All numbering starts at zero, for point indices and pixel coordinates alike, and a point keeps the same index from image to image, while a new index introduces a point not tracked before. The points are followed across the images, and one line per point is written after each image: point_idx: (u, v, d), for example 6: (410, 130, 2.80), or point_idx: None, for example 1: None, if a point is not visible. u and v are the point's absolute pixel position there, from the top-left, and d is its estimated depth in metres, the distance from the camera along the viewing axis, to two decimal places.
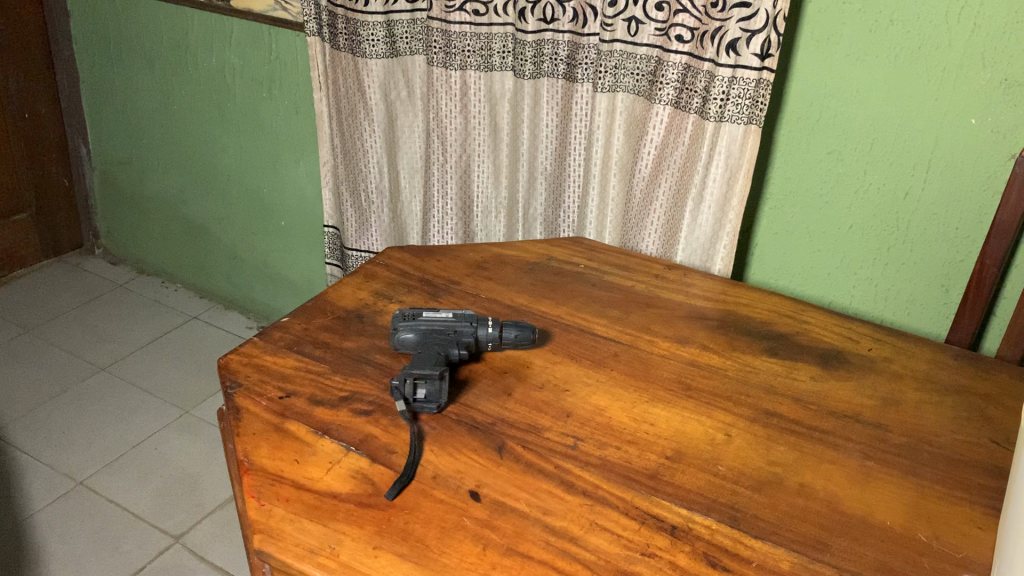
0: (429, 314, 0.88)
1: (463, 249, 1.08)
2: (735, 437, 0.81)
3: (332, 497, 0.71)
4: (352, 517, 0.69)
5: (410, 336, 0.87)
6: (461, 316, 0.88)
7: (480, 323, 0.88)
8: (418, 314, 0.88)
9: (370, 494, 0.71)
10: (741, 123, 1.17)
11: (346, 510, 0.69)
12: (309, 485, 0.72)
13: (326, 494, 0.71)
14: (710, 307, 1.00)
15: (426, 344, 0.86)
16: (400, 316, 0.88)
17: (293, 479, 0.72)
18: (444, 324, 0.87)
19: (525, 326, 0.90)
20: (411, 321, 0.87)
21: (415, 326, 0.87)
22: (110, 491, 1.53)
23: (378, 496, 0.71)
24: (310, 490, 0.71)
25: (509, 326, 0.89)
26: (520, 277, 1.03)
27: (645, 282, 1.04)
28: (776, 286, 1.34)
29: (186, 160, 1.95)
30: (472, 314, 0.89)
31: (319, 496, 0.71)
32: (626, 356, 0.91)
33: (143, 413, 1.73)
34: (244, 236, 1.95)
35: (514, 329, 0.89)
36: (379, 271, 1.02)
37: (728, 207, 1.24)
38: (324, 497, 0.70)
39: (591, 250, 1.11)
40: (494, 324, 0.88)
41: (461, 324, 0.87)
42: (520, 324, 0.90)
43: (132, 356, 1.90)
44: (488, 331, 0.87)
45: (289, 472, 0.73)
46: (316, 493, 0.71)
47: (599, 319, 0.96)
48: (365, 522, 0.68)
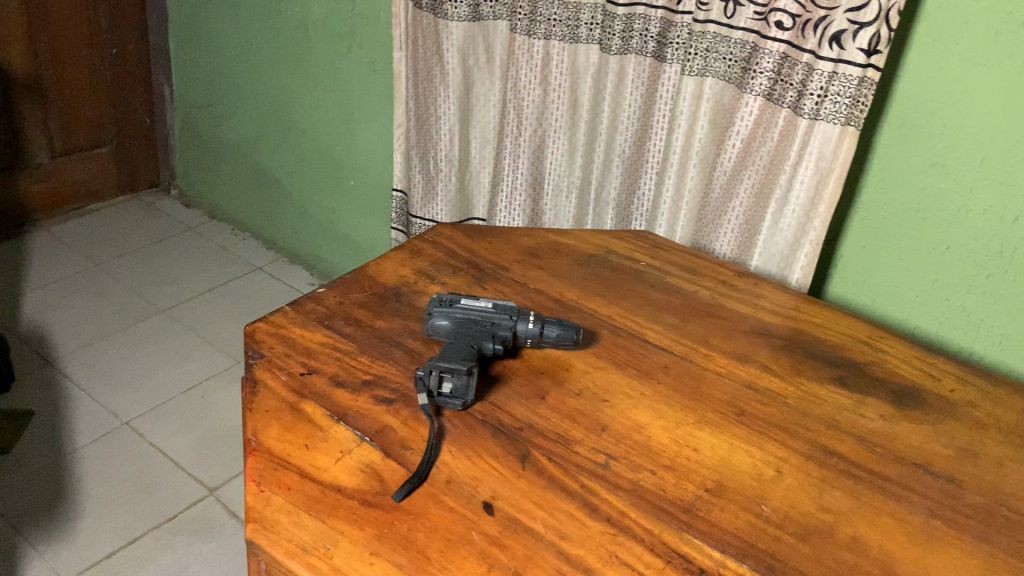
0: (467, 302, 0.83)
1: (518, 232, 1.02)
2: (785, 475, 0.73)
3: (338, 491, 0.66)
4: (354, 515, 0.64)
5: (443, 324, 0.81)
6: (501, 307, 0.83)
7: (520, 317, 0.82)
8: (456, 301, 0.83)
9: (378, 492, 0.66)
10: (838, 123, 1.07)
11: (347, 507, 0.65)
12: (315, 474, 0.67)
13: (332, 486, 0.66)
14: (777, 323, 0.92)
15: (460, 336, 0.80)
16: (437, 301, 0.83)
17: (299, 465, 0.68)
18: (481, 314, 0.81)
19: (569, 325, 0.83)
20: (447, 308, 0.82)
21: (451, 314, 0.81)
22: (153, 435, 1.54)
23: (385, 495, 0.66)
24: (314, 479, 0.67)
25: (553, 323, 0.82)
26: (574, 269, 0.96)
27: (710, 289, 0.96)
28: (857, 304, 1.23)
29: (263, 110, 1.93)
30: (514, 306, 0.83)
31: (322, 488, 0.66)
32: (676, 369, 0.83)
33: (196, 360, 1.73)
34: (313, 192, 1.93)
35: (557, 327, 0.82)
36: (425, 247, 0.97)
37: (814, 214, 1.14)
38: (326, 489, 0.66)
39: (656, 247, 1.03)
40: (535, 319, 0.82)
41: (500, 317, 0.81)
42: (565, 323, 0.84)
43: (193, 301, 1.90)
44: (528, 327, 0.81)
45: (296, 458, 0.68)
46: (321, 484, 0.66)
47: (653, 325, 0.89)
48: (367, 523, 0.63)
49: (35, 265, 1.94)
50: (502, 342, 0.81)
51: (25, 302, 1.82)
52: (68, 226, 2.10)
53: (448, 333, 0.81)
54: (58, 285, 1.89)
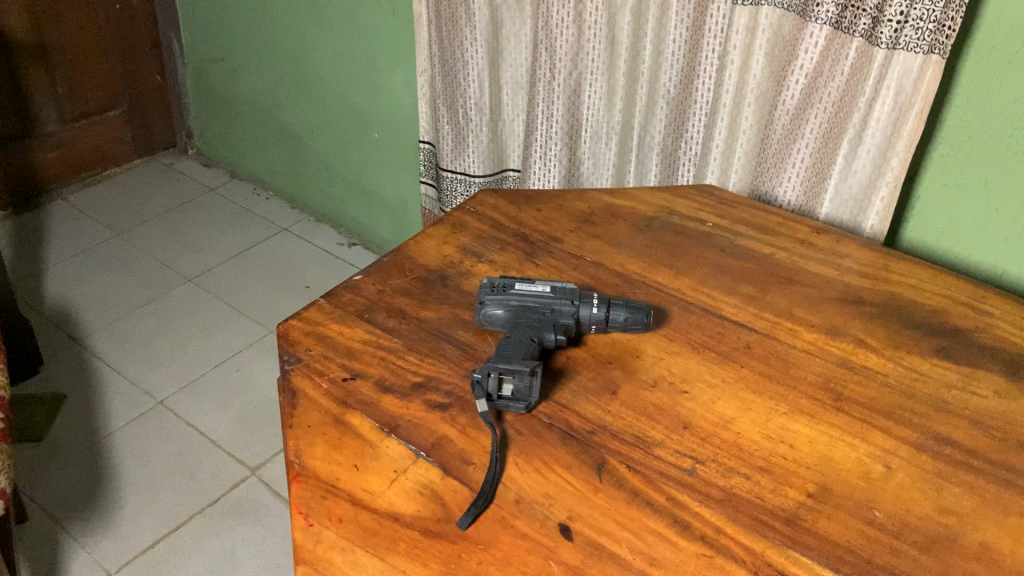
0: (522, 287, 0.74)
1: (568, 196, 0.93)
2: (895, 471, 0.65)
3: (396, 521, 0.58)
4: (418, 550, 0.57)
5: (498, 313, 0.73)
6: (560, 291, 0.74)
7: (583, 301, 0.73)
8: (510, 286, 0.74)
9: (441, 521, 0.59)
10: (921, 51, 0.95)
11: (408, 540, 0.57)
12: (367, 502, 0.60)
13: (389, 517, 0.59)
14: (865, 287, 0.82)
15: (518, 326, 0.72)
16: (488, 287, 0.74)
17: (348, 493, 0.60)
18: (539, 301, 0.73)
19: (638, 306, 0.74)
20: (501, 295, 0.73)
21: (505, 302, 0.73)
22: (189, 414, 1.48)
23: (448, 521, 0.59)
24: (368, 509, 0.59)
25: (619, 303, 0.74)
26: (633, 237, 0.87)
27: (787, 250, 0.86)
28: (935, 250, 1.12)
29: (279, 61, 1.82)
30: (574, 289, 0.75)
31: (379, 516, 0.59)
32: (759, 349, 0.75)
33: (227, 330, 1.66)
34: (336, 147, 1.83)
35: (624, 309, 0.74)
36: (469, 220, 0.88)
37: (892, 154, 1.02)
38: (384, 517, 0.58)
39: (723, 203, 0.93)
40: (600, 302, 0.73)
41: (560, 303, 0.73)
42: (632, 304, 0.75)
43: (219, 267, 1.83)
44: (593, 312, 0.73)
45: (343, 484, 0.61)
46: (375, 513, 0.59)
47: (728, 297, 0.80)
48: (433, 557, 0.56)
49: (55, 238, 1.88)
50: (565, 331, 0.72)
51: (48, 278, 1.76)
52: (85, 194, 2.02)
53: (504, 324, 0.73)
54: (80, 257, 1.83)
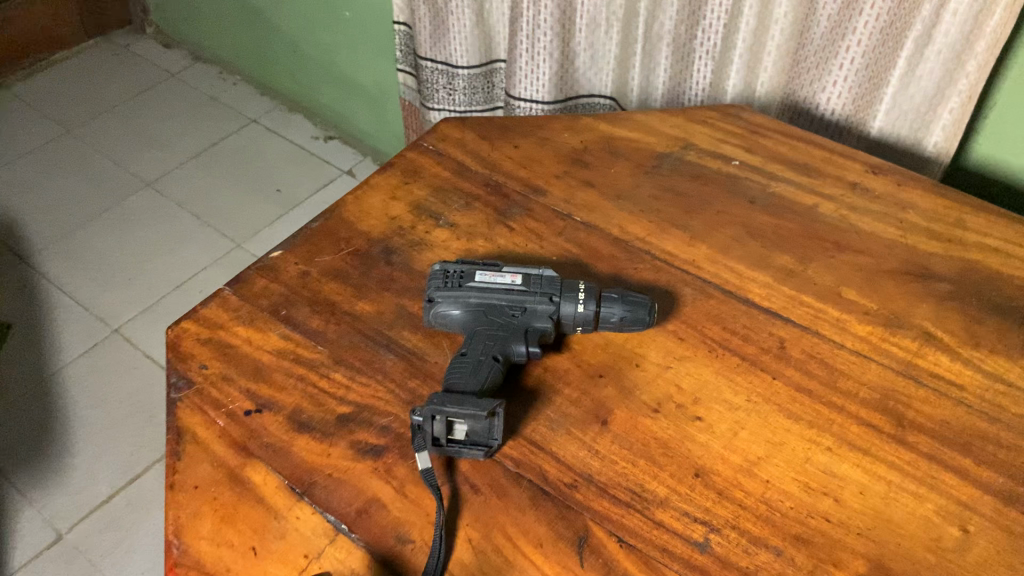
0: (485, 278, 0.57)
1: (554, 125, 0.73)
2: (975, 538, 0.48)
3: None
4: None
5: (453, 314, 0.56)
6: (534, 282, 0.57)
7: (564, 294, 0.56)
8: (468, 276, 0.57)
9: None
10: None
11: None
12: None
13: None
14: (936, 254, 0.63)
15: (479, 335, 0.55)
16: (441, 277, 0.57)
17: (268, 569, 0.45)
18: (506, 298, 0.56)
19: (638, 299, 0.56)
20: (456, 291, 0.56)
21: (461, 299, 0.56)
22: (148, 344, 1.34)
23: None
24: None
25: (613, 294, 0.56)
26: (635, 185, 0.68)
27: (833, 202, 0.67)
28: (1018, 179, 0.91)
29: None
30: (553, 276, 0.57)
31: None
32: (796, 352, 0.57)
33: (190, 243, 1.50)
34: (304, 25, 1.56)
35: (619, 305, 0.56)
36: (426, 164, 0.69)
37: (969, 56, 0.79)
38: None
39: (751, 132, 0.73)
40: (588, 295, 0.56)
41: (534, 298, 0.56)
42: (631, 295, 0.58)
43: (182, 168, 1.64)
44: (577, 309, 0.55)
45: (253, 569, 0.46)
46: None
47: (756, 273, 0.62)
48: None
49: None
50: (541, 337, 0.55)
51: None
52: (33, 83, 1.81)
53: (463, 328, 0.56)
54: (28, 159, 1.64)
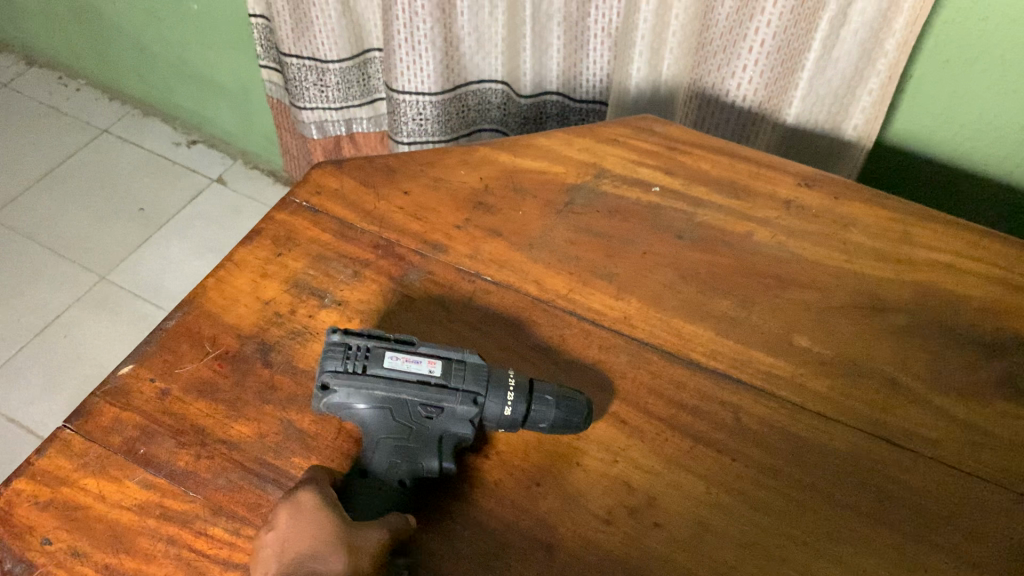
0: (396, 362, 0.47)
1: (448, 160, 0.63)
2: None
3: (306, 531, 0.42)
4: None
5: (353, 404, 0.46)
6: (455, 372, 0.47)
7: (490, 393, 0.47)
8: (375, 357, 0.47)
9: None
10: None
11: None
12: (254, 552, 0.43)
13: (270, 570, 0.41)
14: (889, 282, 0.57)
15: (385, 447, 0.46)
16: (340, 354, 0.46)
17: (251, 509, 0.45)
18: (420, 395, 0.46)
19: (578, 407, 0.47)
20: (360, 380, 0.46)
21: (365, 392, 0.46)
22: (9, 407, 1.18)
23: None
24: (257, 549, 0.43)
25: (549, 395, 0.47)
26: (549, 228, 0.59)
27: (771, 228, 0.60)
28: (954, 155, 0.83)
29: None
30: (480, 363, 0.48)
31: (292, 502, 0.43)
32: (752, 422, 0.50)
33: (46, 282, 1.33)
34: (146, 21, 1.36)
35: (557, 410, 0.47)
36: (301, 225, 0.58)
37: (887, 35, 0.72)
38: (299, 497, 0.43)
39: (671, 148, 0.64)
40: (519, 392, 0.47)
41: (453, 396, 0.46)
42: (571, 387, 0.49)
43: (27, 194, 1.45)
44: (504, 411, 0.46)
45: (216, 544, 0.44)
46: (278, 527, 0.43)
47: (696, 326, 0.54)
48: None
49: None
50: (456, 443, 0.47)
51: None
52: None
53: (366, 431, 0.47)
54: None
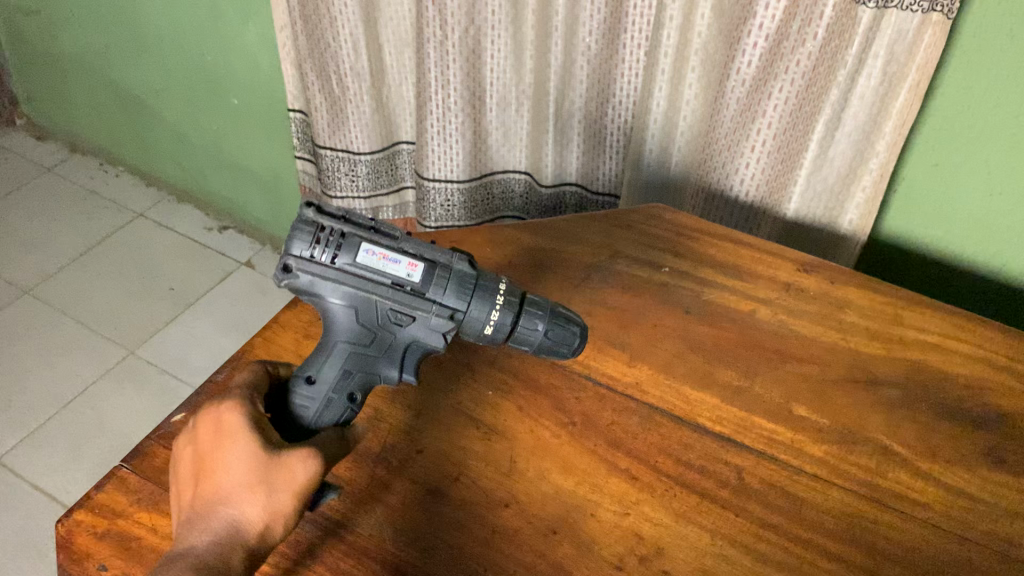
0: (373, 259, 0.50)
1: (475, 238, 0.69)
2: None
3: (226, 463, 0.46)
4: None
5: (328, 293, 0.51)
6: (433, 279, 0.51)
7: (470, 306, 0.52)
8: (351, 249, 0.50)
9: (275, 540, 0.46)
10: (920, 13, 0.69)
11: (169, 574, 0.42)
12: (189, 470, 0.48)
13: (198, 497, 0.46)
14: (882, 359, 0.61)
15: (350, 351, 0.53)
16: (316, 239, 0.50)
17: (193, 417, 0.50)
18: (396, 300, 0.51)
19: (569, 333, 0.54)
20: (334, 272, 0.50)
21: (339, 283, 0.51)
22: (34, 473, 1.22)
23: (291, 516, 0.46)
24: (190, 467, 0.48)
25: (539, 323, 0.53)
26: (568, 301, 0.64)
27: (772, 306, 0.65)
28: (941, 251, 0.89)
29: (103, 15, 1.41)
30: (466, 272, 0.52)
31: (219, 424, 0.48)
32: (753, 481, 0.54)
33: (77, 355, 1.38)
34: (190, 113, 1.46)
35: (540, 330, 0.53)
36: None
37: (878, 137, 0.78)
38: (223, 421, 0.47)
39: (679, 232, 0.70)
40: (503, 309, 0.52)
41: (427, 303, 0.51)
42: (560, 306, 0.55)
43: (63, 271, 1.53)
44: (484, 329, 0.52)
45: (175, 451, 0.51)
46: (206, 454, 0.47)
47: (702, 392, 0.59)
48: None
49: None
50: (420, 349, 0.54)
51: None
52: None
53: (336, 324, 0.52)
54: None
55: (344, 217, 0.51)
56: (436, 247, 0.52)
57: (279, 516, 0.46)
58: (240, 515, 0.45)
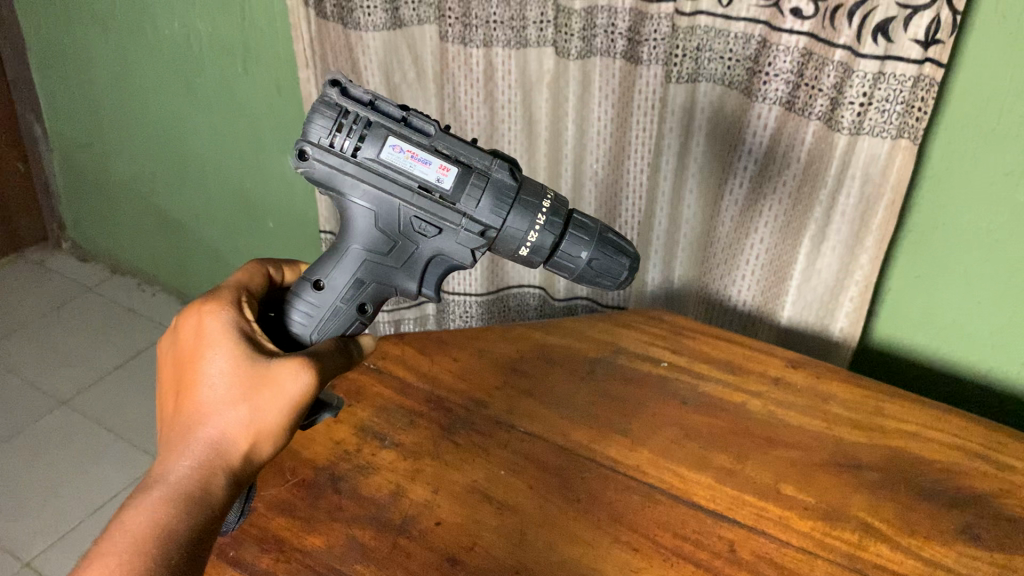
0: (400, 158, 0.56)
1: (491, 337, 0.76)
2: None
3: (207, 381, 0.51)
4: (160, 511, 0.47)
5: (355, 195, 0.57)
6: (460, 185, 0.57)
7: (507, 221, 0.58)
8: (377, 145, 0.56)
9: (255, 445, 0.52)
10: (888, 135, 0.75)
11: (147, 494, 0.48)
12: (175, 381, 0.53)
13: (181, 412, 0.52)
14: (866, 447, 0.67)
15: (365, 263, 0.60)
16: (340, 131, 0.55)
17: (178, 334, 0.55)
18: (422, 208, 0.57)
19: (617, 260, 0.62)
20: (357, 171, 0.56)
21: (362, 186, 0.57)
22: None
23: (271, 420, 0.52)
24: (177, 374, 0.53)
25: (581, 254, 0.60)
26: (574, 393, 0.71)
27: (762, 397, 0.71)
28: (920, 361, 0.93)
29: (154, 148, 1.54)
30: (503, 181, 0.58)
31: (206, 334, 0.53)
32: (745, 553, 0.58)
33: (108, 463, 1.44)
34: (228, 236, 1.57)
35: (586, 256, 0.61)
36: (369, 383, 0.71)
37: (860, 250, 0.83)
38: (209, 331, 0.53)
39: (676, 332, 0.77)
40: (544, 230, 0.59)
41: (456, 214, 0.58)
42: (611, 235, 0.62)
43: (100, 384, 1.60)
44: (522, 251, 0.60)
45: (162, 364, 0.56)
46: (189, 369, 0.52)
47: (697, 473, 0.64)
48: (153, 543, 0.46)
49: None
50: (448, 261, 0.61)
51: None
52: None
53: (358, 231, 0.60)
54: None
55: (371, 103, 0.57)
56: (467, 146, 0.57)
57: (259, 422, 0.51)
58: (223, 425, 0.51)
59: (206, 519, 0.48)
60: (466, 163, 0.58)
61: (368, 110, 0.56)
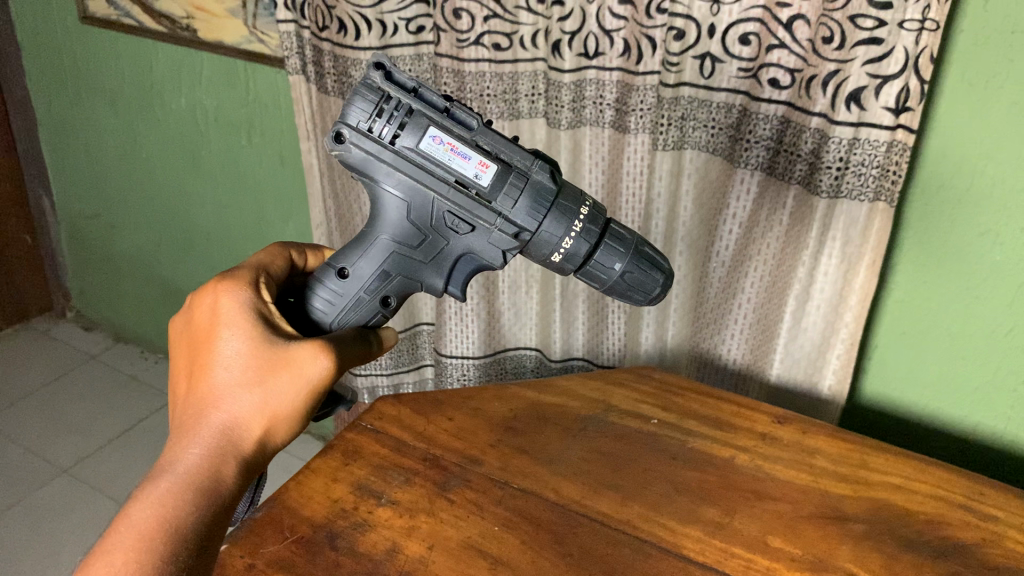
0: (441, 151, 0.58)
1: (484, 397, 0.79)
2: None
3: (223, 364, 0.53)
4: (167, 503, 0.48)
5: (390, 182, 0.60)
6: (496, 183, 0.59)
7: (541, 227, 0.60)
8: (417, 136, 0.58)
9: (268, 428, 0.53)
10: (866, 198, 0.78)
11: (158, 482, 0.49)
12: (191, 361, 0.55)
13: (195, 393, 0.53)
14: (851, 500, 0.68)
15: (393, 256, 0.63)
16: (383, 117, 0.58)
17: (195, 312, 0.56)
18: (455, 203, 0.60)
19: (649, 273, 0.63)
20: (394, 161, 0.59)
21: (397, 177, 0.59)
22: None
23: (284, 402, 0.53)
24: (194, 352, 0.55)
25: (616, 265, 0.62)
26: (565, 449, 0.73)
27: (749, 452, 0.73)
28: (908, 415, 0.95)
29: (160, 218, 1.58)
30: (541, 182, 0.60)
31: (224, 314, 0.54)
32: None
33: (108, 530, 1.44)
34: None
35: (619, 266, 0.62)
36: (366, 443, 0.73)
37: (845, 309, 0.85)
38: (227, 313, 0.54)
39: (664, 390, 0.80)
40: (580, 238, 0.61)
41: (492, 212, 0.60)
42: (646, 249, 0.63)
43: (101, 452, 1.61)
44: (555, 257, 0.62)
45: (179, 341, 0.58)
46: (205, 349, 0.54)
47: (686, 526, 0.66)
48: (160, 534, 0.47)
49: None
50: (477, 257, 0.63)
51: None
52: None
53: (389, 219, 0.62)
54: None
55: (414, 90, 0.59)
56: (508, 142, 0.60)
57: (272, 407, 0.53)
58: (236, 409, 0.52)
59: (218, 507, 0.50)
60: (507, 161, 0.60)
61: (412, 97, 0.59)
